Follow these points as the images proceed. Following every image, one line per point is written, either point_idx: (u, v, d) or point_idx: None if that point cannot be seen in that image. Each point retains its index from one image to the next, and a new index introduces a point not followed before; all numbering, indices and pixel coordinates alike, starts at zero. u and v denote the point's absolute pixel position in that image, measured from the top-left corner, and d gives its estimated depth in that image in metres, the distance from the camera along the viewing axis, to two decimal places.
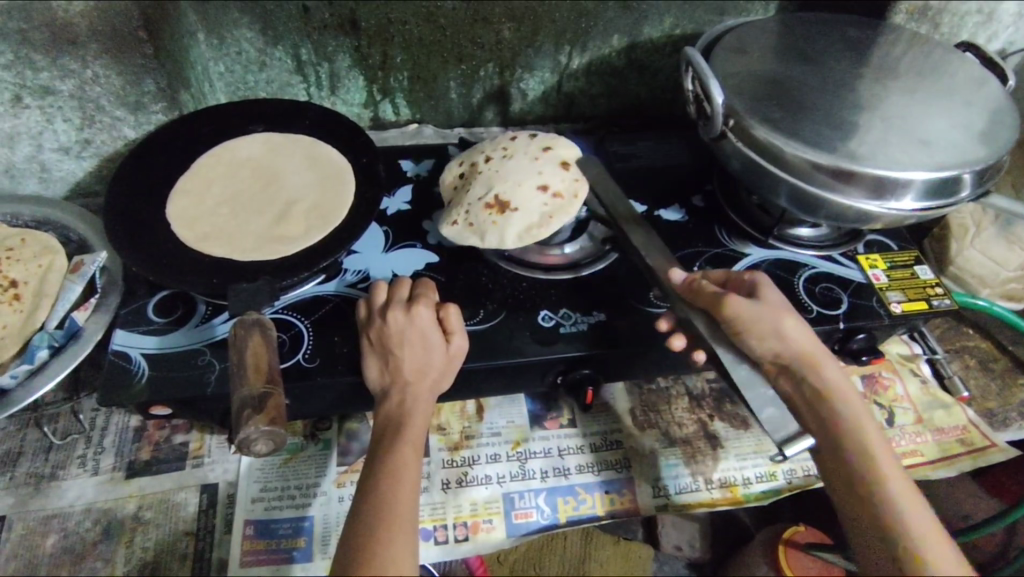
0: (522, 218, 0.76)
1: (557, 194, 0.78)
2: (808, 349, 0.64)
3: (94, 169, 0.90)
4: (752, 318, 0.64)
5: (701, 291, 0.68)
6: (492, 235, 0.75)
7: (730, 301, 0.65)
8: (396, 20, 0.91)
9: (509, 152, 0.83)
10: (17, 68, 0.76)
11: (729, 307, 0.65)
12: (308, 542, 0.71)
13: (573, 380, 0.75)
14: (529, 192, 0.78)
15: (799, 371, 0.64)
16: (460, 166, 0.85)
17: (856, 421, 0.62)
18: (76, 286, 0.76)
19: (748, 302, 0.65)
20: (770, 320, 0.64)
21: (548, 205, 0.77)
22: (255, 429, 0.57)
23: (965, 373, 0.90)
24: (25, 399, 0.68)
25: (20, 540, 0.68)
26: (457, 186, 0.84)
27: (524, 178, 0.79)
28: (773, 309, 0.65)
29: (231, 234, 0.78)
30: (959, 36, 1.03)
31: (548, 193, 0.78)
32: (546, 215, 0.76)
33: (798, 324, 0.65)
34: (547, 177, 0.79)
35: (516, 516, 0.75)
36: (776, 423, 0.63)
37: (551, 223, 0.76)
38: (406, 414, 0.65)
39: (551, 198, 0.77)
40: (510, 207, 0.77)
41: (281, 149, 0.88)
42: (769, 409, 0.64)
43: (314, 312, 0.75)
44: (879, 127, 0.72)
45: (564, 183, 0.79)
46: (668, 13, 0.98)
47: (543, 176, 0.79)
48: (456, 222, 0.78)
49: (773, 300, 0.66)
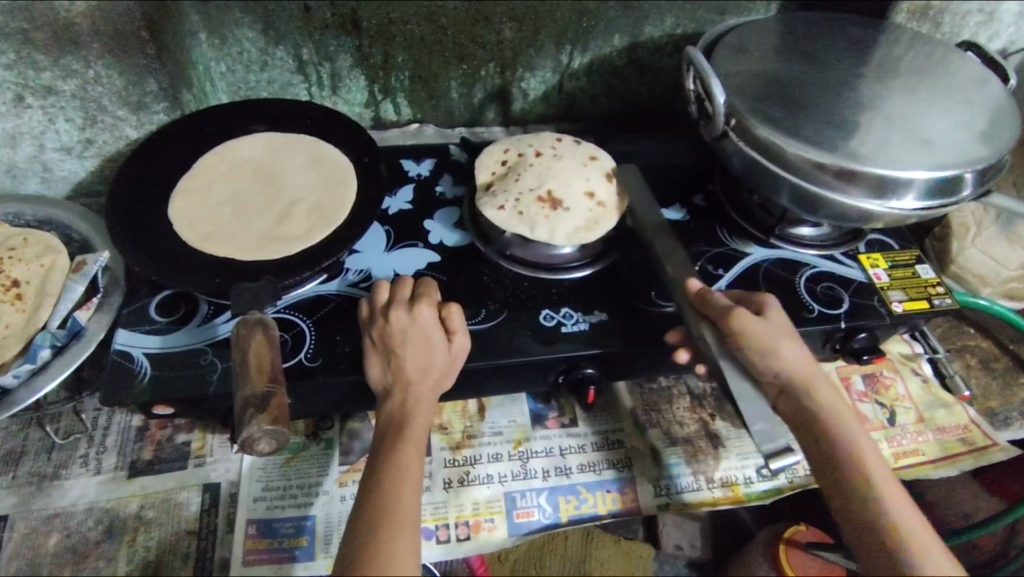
0: (571, 218, 0.78)
1: (602, 204, 0.81)
2: (806, 368, 0.65)
3: (95, 168, 0.90)
4: (758, 332, 0.65)
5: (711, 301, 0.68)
6: (542, 228, 0.76)
7: (738, 314, 0.66)
8: (397, 20, 0.91)
9: (559, 153, 0.85)
10: (19, 68, 0.76)
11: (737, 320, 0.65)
12: (310, 541, 0.71)
13: (575, 380, 0.75)
14: (579, 196, 0.80)
15: (797, 391, 0.64)
16: (505, 154, 0.86)
17: (853, 439, 0.62)
18: (78, 286, 0.76)
19: (755, 319, 0.66)
20: (773, 338, 0.65)
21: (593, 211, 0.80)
22: (257, 428, 0.57)
23: (966, 372, 0.90)
24: (28, 399, 0.68)
25: (23, 539, 0.69)
26: (499, 173, 0.84)
27: (575, 181, 0.81)
28: (777, 327, 0.66)
29: (234, 234, 0.78)
30: (960, 35, 1.03)
31: (595, 200, 0.81)
32: (593, 220, 0.79)
33: (798, 344, 0.66)
34: (595, 185, 0.82)
35: (517, 515, 0.76)
36: (765, 437, 0.63)
37: (597, 227, 0.78)
38: (408, 413, 0.65)
39: (597, 207, 0.80)
40: (562, 206, 0.79)
41: (283, 149, 0.88)
42: (761, 424, 0.64)
43: (316, 311, 0.75)
44: (881, 126, 0.72)
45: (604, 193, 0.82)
46: (669, 13, 0.98)
47: (592, 181, 0.82)
48: (504, 207, 0.78)
49: (777, 318, 0.67)
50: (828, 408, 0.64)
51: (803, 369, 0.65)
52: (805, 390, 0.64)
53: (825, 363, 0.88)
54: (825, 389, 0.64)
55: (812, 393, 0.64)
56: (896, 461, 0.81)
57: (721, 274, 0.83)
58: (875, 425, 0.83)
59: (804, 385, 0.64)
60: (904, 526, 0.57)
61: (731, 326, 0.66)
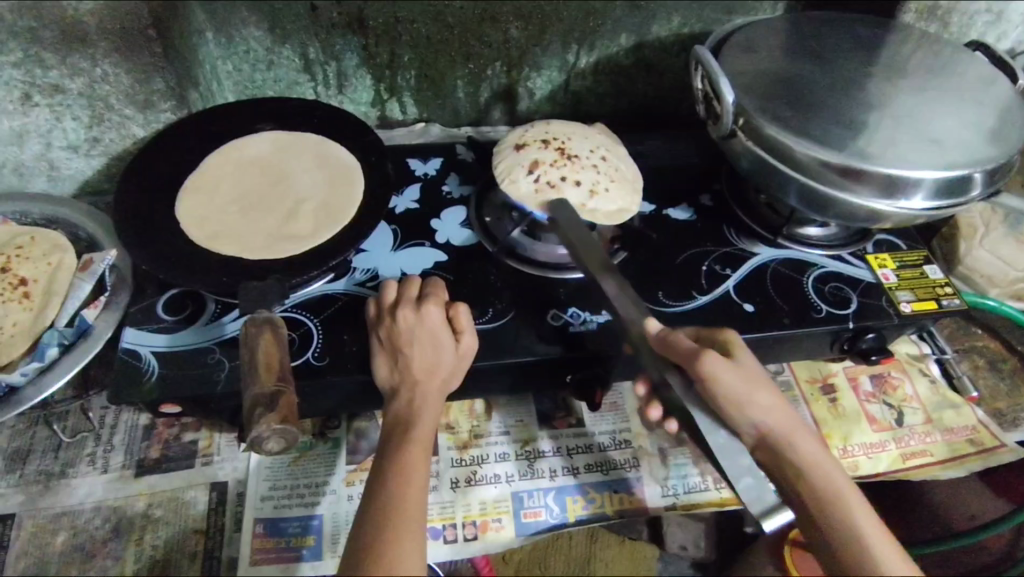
0: (590, 145, 0.83)
1: (559, 149, 0.80)
2: (782, 422, 0.62)
3: (102, 167, 0.90)
4: (731, 381, 0.61)
5: (674, 347, 0.62)
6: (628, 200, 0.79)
7: (708, 363, 0.60)
8: (404, 19, 0.91)
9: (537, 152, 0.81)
10: (27, 66, 0.76)
11: (708, 371, 0.60)
12: (317, 540, 0.71)
13: (583, 379, 0.75)
14: (602, 169, 0.80)
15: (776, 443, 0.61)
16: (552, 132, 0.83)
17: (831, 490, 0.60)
18: (86, 284, 0.76)
19: (725, 364, 0.61)
20: (743, 394, 0.61)
21: (558, 141, 0.82)
22: (267, 428, 0.57)
23: (975, 373, 0.90)
24: (35, 398, 0.68)
25: (32, 537, 0.69)
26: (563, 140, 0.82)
27: (617, 190, 0.79)
28: (748, 374, 0.62)
29: (242, 233, 0.78)
30: (968, 34, 1.02)
31: (573, 150, 0.81)
32: (571, 139, 0.82)
33: (770, 395, 0.62)
34: (573, 179, 0.77)
35: (525, 515, 0.75)
36: (753, 493, 0.58)
37: (537, 122, 0.86)
38: (415, 414, 0.65)
39: (565, 148, 0.81)
40: (610, 163, 0.82)
41: (290, 149, 0.87)
42: (747, 478, 0.59)
43: (323, 310, 0.75)
44: (890, 125, 0.72)
45: (531, 152, 0.80)
46: (675, 12, 0.97)
47: (584, 178, 0.78)
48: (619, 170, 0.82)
49: (746, 367, 0.63)
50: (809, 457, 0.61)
51: (776, 425, 0.61)
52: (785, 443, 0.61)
53: (833, 364, 0.89)
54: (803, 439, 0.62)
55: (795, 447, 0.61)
56: (904, 462, 0.81)
57: (729, 274, 0.82)
58: (883, 426, 0.83)
59: (783, 439, 0.61)
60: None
61: (700, 372, 0.61)
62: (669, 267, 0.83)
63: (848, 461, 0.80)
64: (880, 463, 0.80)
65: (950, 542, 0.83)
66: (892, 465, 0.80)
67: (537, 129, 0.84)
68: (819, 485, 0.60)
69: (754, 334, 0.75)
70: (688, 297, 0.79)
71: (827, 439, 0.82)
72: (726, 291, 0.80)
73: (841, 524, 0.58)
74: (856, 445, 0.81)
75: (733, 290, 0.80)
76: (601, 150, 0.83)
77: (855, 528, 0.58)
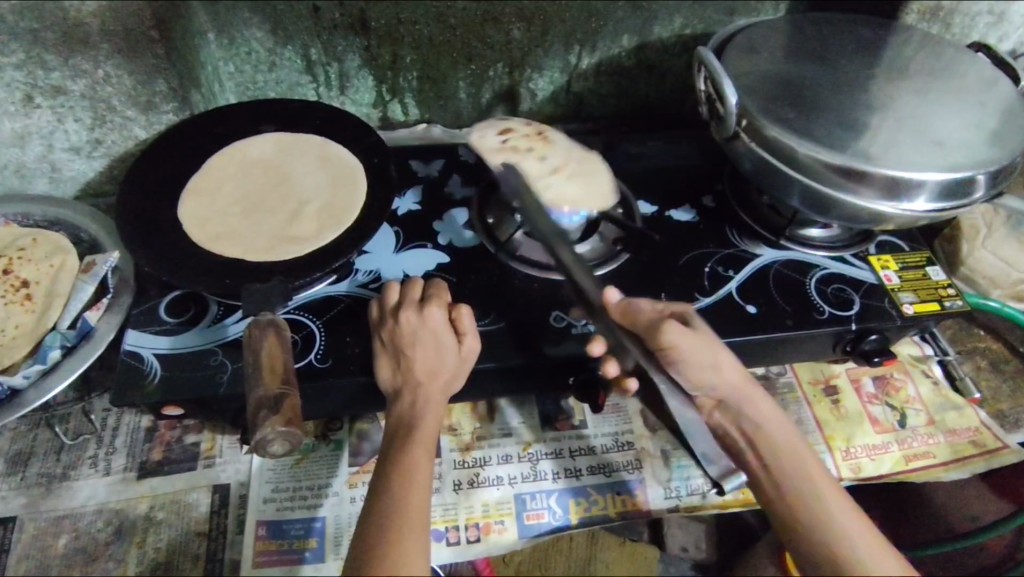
0: (571, 144, 0.90)
1: (538, 132, 0.91)
2: (739, 386, 0.65)
3: (104, 168, 0.90)
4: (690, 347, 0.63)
5: (634, 316, 0.66)
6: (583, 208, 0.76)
7: (667, 331, 0.63)
8: (406, 20, 0.91)
9: None
10: (29, 68, 0.76)
11: (666, 339, 0.63)
12: (319, 543, 0.71)
13: (587, 380, 0.74)
14: (570, 161, 0.87)
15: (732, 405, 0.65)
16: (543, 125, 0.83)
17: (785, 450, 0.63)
18: (88, 286, 0.76)
19: (685, 332, 0.63)
20: (700, 359, 0.64)
21: (542, 126, 0.92)
22: (271, 430, 0.57)
23: (977, 374, 0.90)
24: (37, 400, 0.68)
25: (33, 540, 0.69)
26: None
27: (575, 184, 0.84)
28: (707, 340, 0.64)
29: (244, 234, 0.78)
30: (970, 36, 1.02)
31: (550, 138, 0.90)
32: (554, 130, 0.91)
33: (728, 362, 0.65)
34: (536, 157, 0.86)
35: (528, 517, 0.75)
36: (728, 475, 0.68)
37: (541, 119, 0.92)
38: (418, 416, 0.65)
39: None
40: (582, 161, 0.87)
41: (292, 150, 0.87)
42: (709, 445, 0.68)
43: (326, 312, 0.75)
44: (893, 127, 0.72)
45: (514, 124, 0.92)
46: (678, 13, 0.97)
47: (548, 159, 0.86)
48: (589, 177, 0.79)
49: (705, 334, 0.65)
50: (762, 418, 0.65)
51: (735, 389, 0.65)
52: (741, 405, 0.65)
53: (835, 365, 0.89)
54: (759, 402, 0.65)
55: (751, 409, 0.65)
56: (907, 463, 0.80)
57: (732, 275, 0.82)
58: (886, 427, 0.83)
59: (739, 402, 0.65)
60: (851, 534, 0.59)
61: (662, 341, 0.63)
62: (671, 268, 0.83)
63: (850, 463, 0.80)
64: (883, 465, 0.80)
65: (953, 543, 0.82)
66: (895, 467, 0.80)
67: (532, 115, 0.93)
68: (776, 444, 0.63)
69: (757, 336, 0.75)
70: (691, 299, 0.79)
71: (829, 441, 0.82)
72: (729, 293, 0.80)
73: (801, 480, 0.62)
74: (858, 447, 0.81)
75: (736, 291, 0.80)
76: (578, 151, 0.89)
77: (816, 484, 0.61)
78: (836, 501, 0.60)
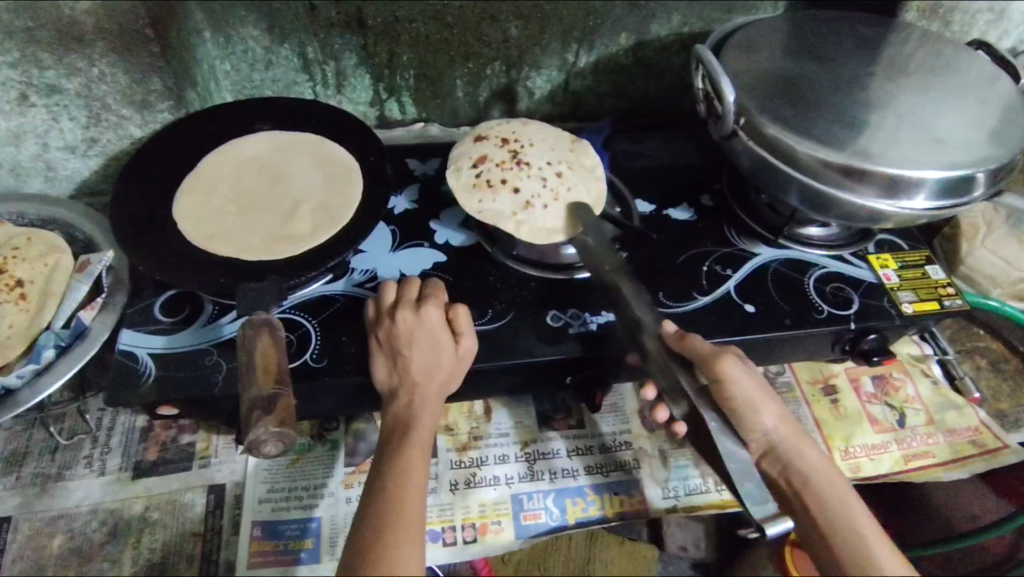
0: (551, 157, 0.80)
1: (511, 152, 0.80)
2: (788, 432, 0.66)
3: (100, 167, 0.90)
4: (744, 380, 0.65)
5: (693, 347, 0.65)
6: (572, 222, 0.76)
7: (728, 363, 0.64)
8: (403, 18, 0.91)
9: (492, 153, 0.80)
10: (23, 66, 0.76)
11: (728, 371, 0.64)
12: (315, 543, 0.71)
13: (583, 381, 0.75)
14: (551, 181, 0.78)
15: (783, 448, 0.65)
16: (516, 135, 0.83)
17: (831, 496, 0.62)
18: (82, 286, 0.75)
19: (743, 368, 0.65)
20: (755, 398, 0.65)
21: (517, 143, 0.81)
22: (264, 431, 0.57)
23: (977, 374, 0.89)
24: (31, 400, 0.68)
25: (28, 540, 0.68)
26: (521, 146, 0.81)
27: (558, 207, 0.76)
28: (761, 382, 0.66)
29: (239, 234, 0.77)
30: (969, 34, 1.02)
31: (527, 159, 0.79)
32: (530, 147, 0.81)
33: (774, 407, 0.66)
34: (512, 187, 0.77)
35: (525, 517, 0.75)
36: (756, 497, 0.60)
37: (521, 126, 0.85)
38: (414, 416, 0.64)
39: (520, 153, 0.80)
40: (564, 179, 0.78)
41: (288, 149, 0.87)
42: (751, 484, 0.61)
43: (322, 312, 0.75)
44: (892, 124, 0.71)
45: (485, 147, 0.81)
46: (676, 11, 0.97)
47: (524, 188, 0.77)
48: (573, 184, 0.78)
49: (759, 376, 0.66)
50: (811, 464, 0.64)
51: (783, 432, 0.66)
52: (791, 451, 0.65)
53: (834, 365, 0.88)
54: (807, 447, 0.65)
55: (801, 453, 0.65)
56: (907, 463, 0.80)
57: (730, 274, 0.82)
58: (885, 427, 0.83)
59: (787, 446, 0.65)
60: None
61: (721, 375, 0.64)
62: (669, 267, 0.82)
63: (849, 463, 0.80)
64: (882, 465, 0.80)
65: (953, 543, 0.82)
66: (894, 467, 0.80)
67: (508, 126, 0.84)
68: (824, 490, 0.63)
69: (755, 335, 0.75)
70: (689, 298, 0.79)
71: (828, 441, 0.81)
72: (727, 292, 0.79)
73: (848, 535, 0.60)
74: (857, 446, 0.81)
75: (734, 291, 0.80)
76: (558, 167, 0.80)
77: (862, 534, 0.60)
78: (883, 549, 0.59)
